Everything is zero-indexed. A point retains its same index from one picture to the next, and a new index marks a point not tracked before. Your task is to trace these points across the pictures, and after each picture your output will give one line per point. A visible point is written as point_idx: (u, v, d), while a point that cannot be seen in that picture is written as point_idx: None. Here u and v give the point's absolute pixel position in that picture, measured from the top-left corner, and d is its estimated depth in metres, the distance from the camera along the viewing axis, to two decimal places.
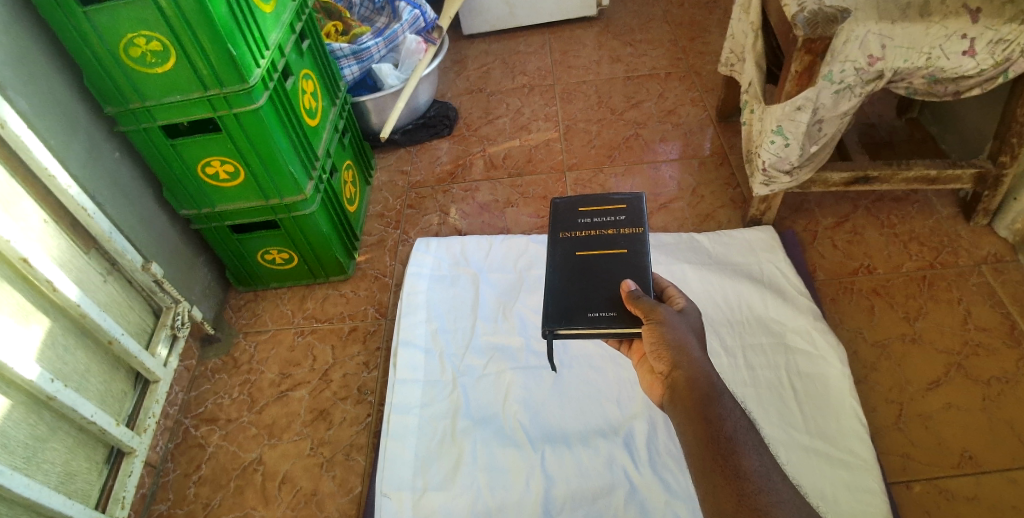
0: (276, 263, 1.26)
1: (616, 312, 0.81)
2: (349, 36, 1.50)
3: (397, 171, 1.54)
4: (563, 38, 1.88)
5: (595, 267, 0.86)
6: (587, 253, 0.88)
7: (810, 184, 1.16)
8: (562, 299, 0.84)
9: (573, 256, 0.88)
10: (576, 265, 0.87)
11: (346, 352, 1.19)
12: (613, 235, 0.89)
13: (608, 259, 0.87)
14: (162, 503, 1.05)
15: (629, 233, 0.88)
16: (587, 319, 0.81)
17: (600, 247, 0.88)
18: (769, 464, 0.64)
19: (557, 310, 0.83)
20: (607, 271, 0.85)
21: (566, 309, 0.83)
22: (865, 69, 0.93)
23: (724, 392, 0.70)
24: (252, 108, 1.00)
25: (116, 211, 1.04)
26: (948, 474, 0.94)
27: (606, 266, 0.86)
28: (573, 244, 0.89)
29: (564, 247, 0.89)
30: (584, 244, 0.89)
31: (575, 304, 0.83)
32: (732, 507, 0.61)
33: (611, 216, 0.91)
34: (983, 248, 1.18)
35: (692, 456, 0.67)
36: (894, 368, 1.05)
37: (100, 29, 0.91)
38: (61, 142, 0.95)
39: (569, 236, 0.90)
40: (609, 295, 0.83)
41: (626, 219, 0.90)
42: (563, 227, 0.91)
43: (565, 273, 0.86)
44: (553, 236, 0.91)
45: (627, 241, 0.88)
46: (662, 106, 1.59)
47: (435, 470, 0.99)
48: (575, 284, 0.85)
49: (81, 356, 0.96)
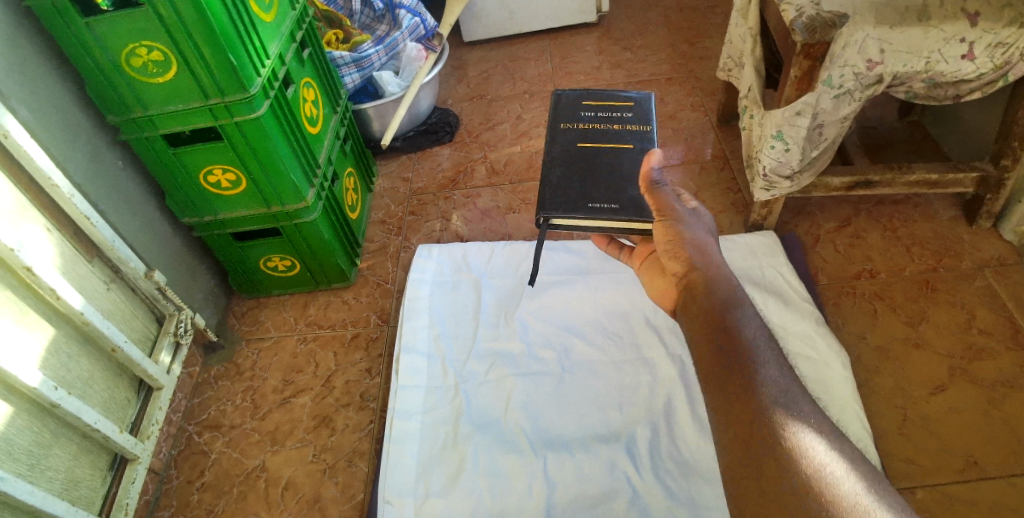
0: (278, 270, 1.27)
1: (620, 205, 0.89)
2: (350, 44, 1.50)
3: (399, 177, 1.55)
4: (563, 43, 1.89)
5: (597, 157, 0.95)
6: (590, 144, 0.96)
7: (811, 188, 1.16)
8: (566, 188, 0.91)
9: (578, 144, 0.96)
10: (580, 153, 0.95)
11: (347, 358, 1.19)
12: (617, 128, 0.98)
13: (611, 150, 0.95)
14: (166, 509, 1.05)
15: (635, 128, 0.98)
16: (590, 207, 0.89)
17: (604, 139, 0.97)
18: (788, 375, 0.65)
19: (560, 199, 0.90)
20: (611, 161, 0.94)
21: (568, 198, 0.90)
22: (865, 74, 0.93)
23: (743, 300, 0.72)
24: (253, 117, 1.01)
25: (119, 220, 1.05)
26: (951, 479, 0.93)
27: (608, 155, 0.95)
28: (578, 133, 0.98)
29: (570, 133, 0.98)
30: (588, 134, 0.98)
31: (578, 196, 0.90)
32: (744, 413, 0.63)
33: (617, 113, 1.00)
34: (986, 251, 1.18)
35: (704, 360, 0.69)
36: (896, 371, 1.05)
37: (103, 39, 0.92)
38: (64, 151, 0.96)
39: (572, 126, 0.99)
40: (612, 188, 0.91)
41: (632, 117, 0.99)
42: (566, 117, 1.01)
43: (569, 160, 0.94)
44: (556, 124, 1.00)
45: (633, 135, 0.97)
46: (662, 111, 1.60)
47: (436, 475, 0.99)
48: (578, 173, 0.93)
49: (84, 364, 0.96)
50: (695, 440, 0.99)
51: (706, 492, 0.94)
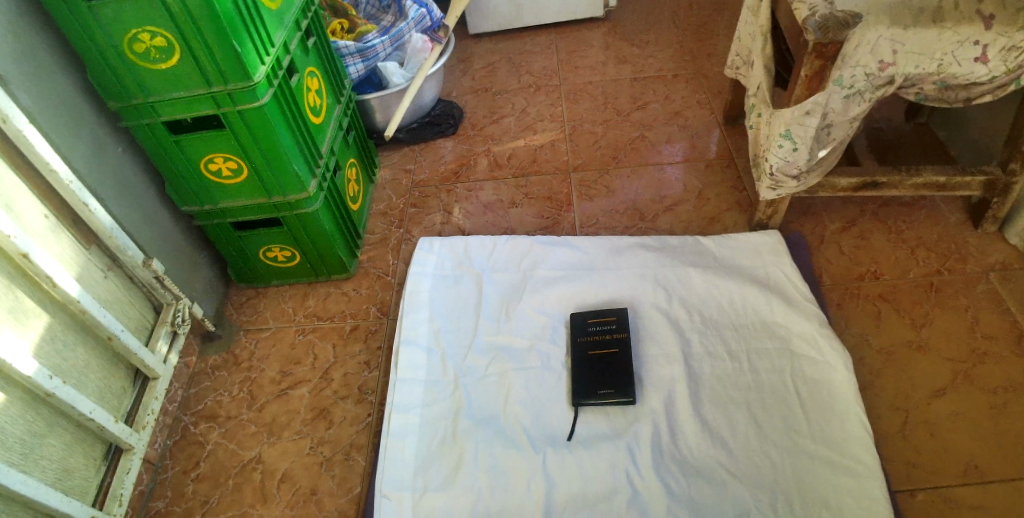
0: (278, 260, 1.25)
1: (615, 388, 1.02)
2: (355, 34, 1.49)
3: (401, 169, 1.53)
4: (570, 38, 1.87)
5: (600, 365, 1.05)
6: (597, 353, 1.07)
7: (818, 189, 1.15)
8: (582, 378, 1.05)
9: (586, 355, 1.07)
10: (587, 363, 1.06)
11: (347, 350, 1.18)
12: (612, 339, 1.08)
13: (610, 358, 1.06)
14: (160, 500, 1.04)
15: (621, 337, 1.08)
16: (598, 395, 1.02)
17: (605, 349, 1.07)
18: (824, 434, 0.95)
19: (579, 386, 1.04)
20: (610, 362, 1.05)
21: (584, 387, 1.03)
22: (876, 75, 0.92)
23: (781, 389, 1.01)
24: (256, 105, 0.99)
25: (118, 206, 1.03)
26: (953, 482, 0.93)
27: (608, 360, 1.06)
28: (586, 346, 1.08)
29: (579, 347, 1.09)
30: (595, 346, 1.07)
31: (590, 384, 1.03)
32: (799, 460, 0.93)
33: (610, 326, 1.10)
34: (992, 255, 1.17)
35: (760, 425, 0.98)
36: (899, 374, 1.04)
37: (105, 24, 0.90)
38: (63, 135, 0.94)
39: (582, 341, 1.09)
40: (611, 362, 1.05)
41: (618, 327, 1.09)
42: (579, 338, 1.10)
43: (580, 370, 1.06)
44: (573, 339, 1.10)
45: (619, 341, 1.07)
46: (669, 108, 1.59)
47: (435, 470, 0.98)
48: (586, 370, 1.05)
49: (79, 352, 0.95)
50: (697, 440, 0.98)
51: (707, 492, 0.93)
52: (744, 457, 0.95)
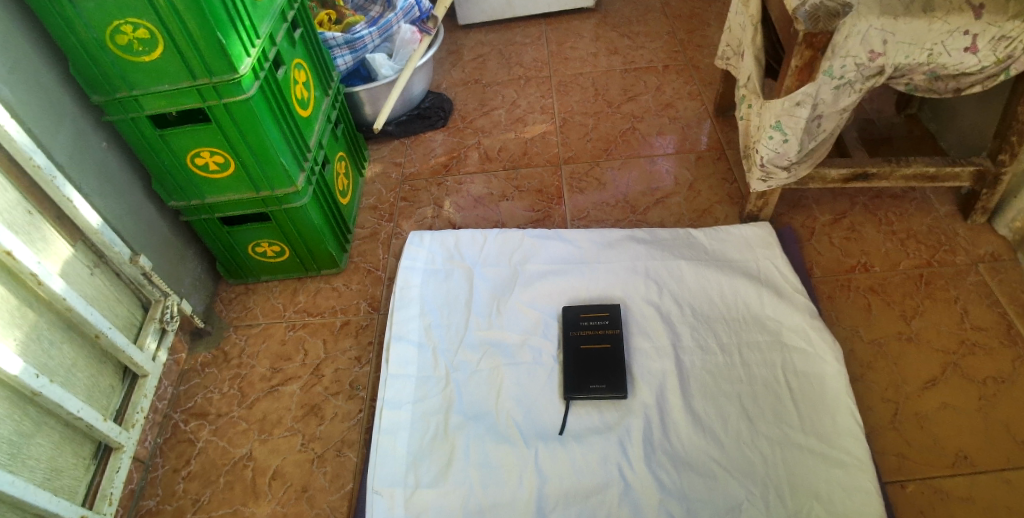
0: (267, 255, 1.24)
1: (607, 382, 1.02)
2: (343, 25, 1.47)
3: (391, 162, 1.52)
4: (560, 29, 1.85)
5: (592, 359, 1.05)
6: (589, 348, 1.06)
7: (809, 181, 1.14)
8: (574, 371, 1.04)
9: (578, 349, 1.07)
10: (579, 357, 1.06)
11: (337, 346, 1.18)
12: (603, 334, 1.08)
13: (601, 353, 1.06)
14: (151, 498, 1.03)
15: (612, 332, 1.08)
16: (589, 390, 1.02)
17: (597, 344, 1.07)
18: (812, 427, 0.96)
19: (571, 380, 1.03)
20: (601, 357, 1.05)
21: (575, 381, 1.03)
22: (866, 65, 0.92)
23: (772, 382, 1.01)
24: (241, 98, 0.98)
25: (103, 203, 1.02)
26: (942, 474, 0.93)
27: (599, 355, 1.06)
28: (579, 341, 1.08)
29: (571, 341, 1.08)
30: (587, 340, 1.07)
31: (581, 377, 1.03)
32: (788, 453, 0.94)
33: (601, 322, 1.10)
34: (981, 247, 1.18)
35: (751, 419, 0.98)
36: (889, 367, 1.05)
37: (87, 17, 0.88)
38: (45, 133, 0.92)
39: (574, 335, 1.09)
40: (602, 356, 1.05)
41: (610, 323, 1.09)
42: (571, 332, 1.10)
43: (573, 363, 1.05)
44: (565, 334, 1.09)
45: (611, 336, 1.07)
46: (660, 99, 1.58)
47: (426, 467, 0.98)
48: (578, 363, 1.05)
49: (66, 351, 0.94)
50: (689, 434, 0.98)
51: (698, 486, 0.93)
52: (735, 450, 0.96)
